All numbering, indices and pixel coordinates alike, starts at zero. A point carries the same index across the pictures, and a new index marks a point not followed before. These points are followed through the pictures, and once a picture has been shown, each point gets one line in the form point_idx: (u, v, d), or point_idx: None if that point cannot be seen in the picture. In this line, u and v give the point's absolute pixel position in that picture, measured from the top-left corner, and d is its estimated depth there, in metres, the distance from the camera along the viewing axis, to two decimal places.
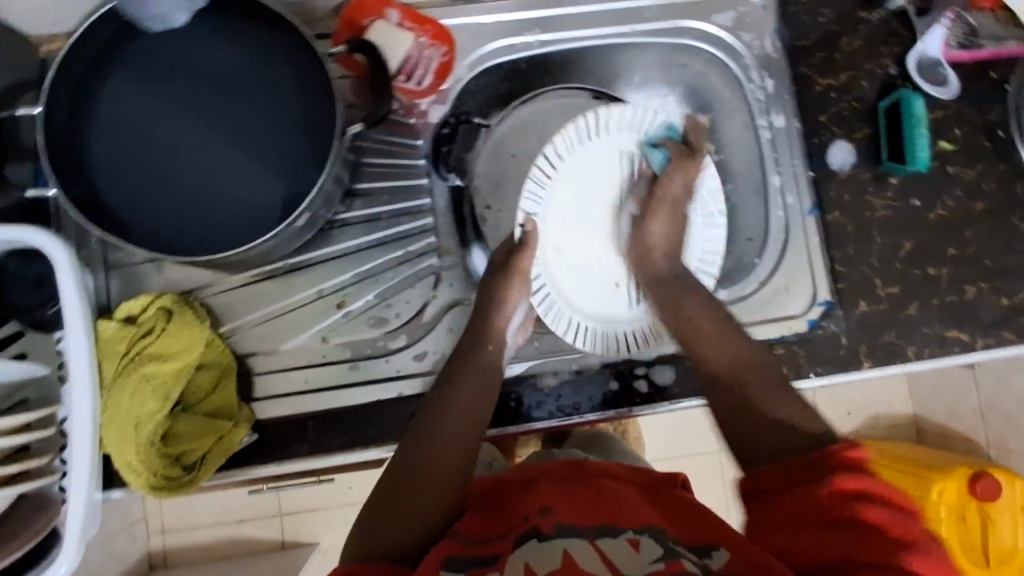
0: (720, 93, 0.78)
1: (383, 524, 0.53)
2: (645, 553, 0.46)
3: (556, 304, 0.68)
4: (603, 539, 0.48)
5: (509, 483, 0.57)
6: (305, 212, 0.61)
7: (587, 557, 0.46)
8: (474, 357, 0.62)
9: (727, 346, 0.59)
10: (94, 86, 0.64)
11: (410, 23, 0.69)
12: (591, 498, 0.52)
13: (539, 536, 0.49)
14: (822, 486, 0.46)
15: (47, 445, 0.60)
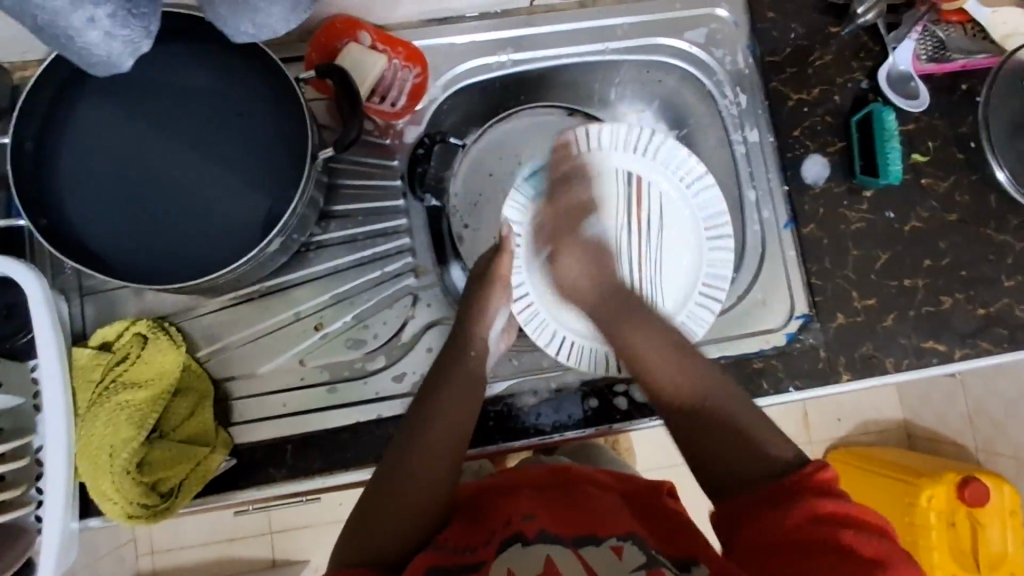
0: (694, 109, 0.80)
1: (368, 536, 0.53)
2: (627, 560, 0.48)
3: (539, 313, 0.69)
4: (586, 548, 0.49)
5: (493, 489, 0.58)
6: (279, 237, 0.61)
7: (567, 564, 0.47)
8: (458, 365, 0.62)
9: (685, 368, 0.60)
10: (65, 114, 0.64)
11: (383, 45, 0.69)
12: (573, 508, 0.54)
13: (524, 542, 0.50)
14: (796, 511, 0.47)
15: (21, 475, 0.59)
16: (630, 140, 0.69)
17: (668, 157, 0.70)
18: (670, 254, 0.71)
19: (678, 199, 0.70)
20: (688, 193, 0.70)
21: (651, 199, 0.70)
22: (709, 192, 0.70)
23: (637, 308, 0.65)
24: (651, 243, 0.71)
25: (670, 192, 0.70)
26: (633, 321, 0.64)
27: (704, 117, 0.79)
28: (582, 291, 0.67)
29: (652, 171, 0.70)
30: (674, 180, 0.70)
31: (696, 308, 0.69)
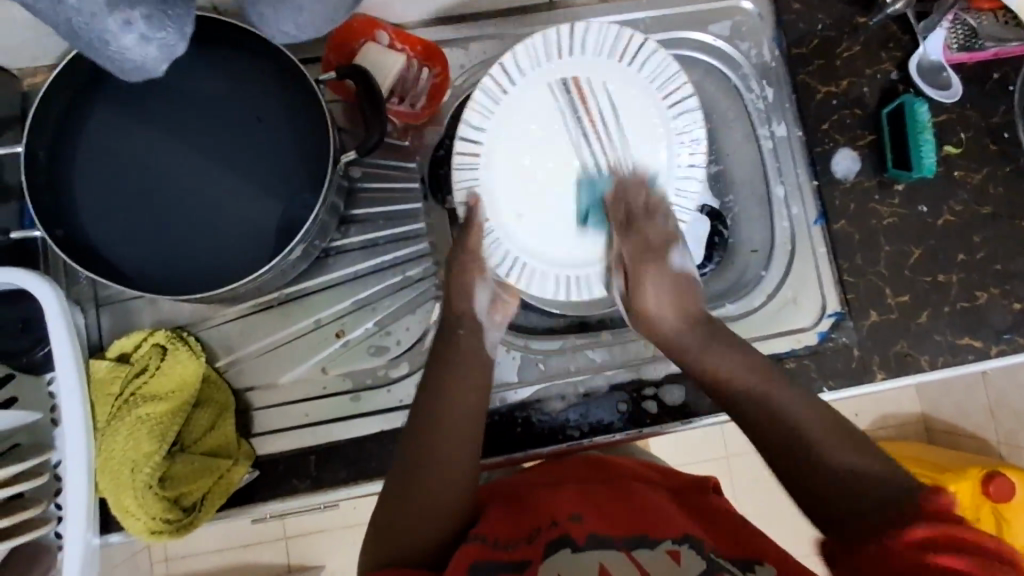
0: (719, 105, 0.76)
1: (397, 534, 0.52)
2: (687, 564, 0.47)
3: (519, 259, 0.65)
4: (639, 550, 0.49)
5: (534, 488, 0.59)
6: (300, 243, 0.60)
7: (621, 567, 0.47)
8: (470, 353, 0.60)
9: (744, 363, 0.58)
10: (77, 122, 0.63)
11: (401, 44, 0.67)
12: (621, 510, 0.54)
13: (573, 545, 0.49)
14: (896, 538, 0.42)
15: (41, 491, 0.58)
16: (535, 54, 0.65)
17: (599, 38, 0.65)
18: (640, 150, 0.66)
19: (627, 75, 0.65)
20: (637, 73, 0.65)
21: (598, 94, 0.66)
22: (659, 61, 0.65)
23: (723, 330, 0.61)
24: (615, 140, 0.66)
25: (616, 82, 0.66)
26: (720, 349, 0.59)
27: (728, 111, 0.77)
28: (663, 320, 0.61)
29: (582, 66, 0.65)
30: (608, 61, 0.65)
31: (679, 185, 0.66)
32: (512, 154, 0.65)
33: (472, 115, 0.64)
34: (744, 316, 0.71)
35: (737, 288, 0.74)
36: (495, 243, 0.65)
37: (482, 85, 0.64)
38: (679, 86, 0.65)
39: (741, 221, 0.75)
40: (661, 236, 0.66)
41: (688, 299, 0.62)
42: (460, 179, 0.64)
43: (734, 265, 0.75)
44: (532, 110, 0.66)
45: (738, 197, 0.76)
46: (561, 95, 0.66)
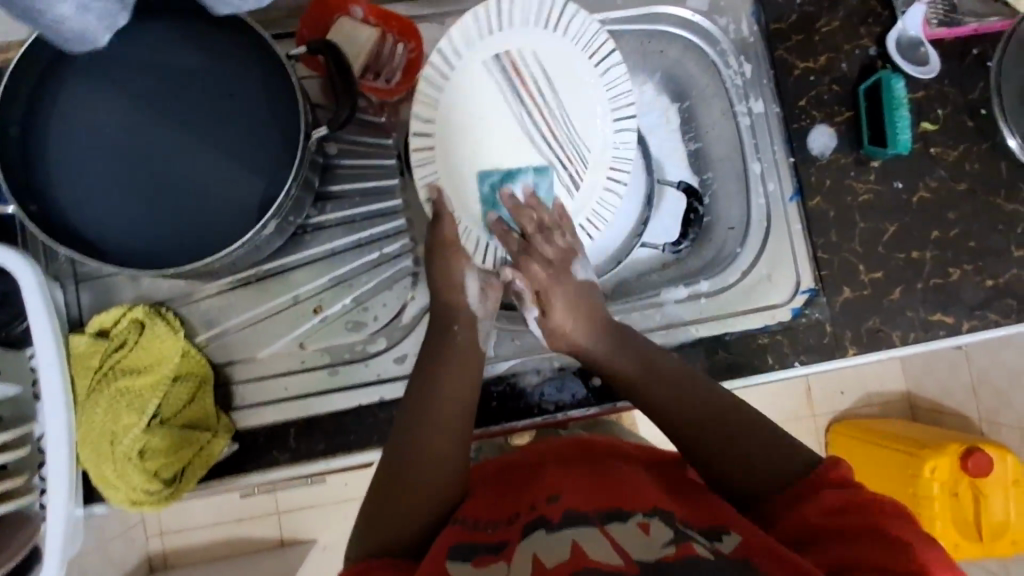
0: (697, 82, 0.78)
1: (378, 524, 0.53)
2: (656, 536, 0.46)
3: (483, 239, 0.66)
4: (612, 524, 0.47)
5: (516, 474, 0.58)
6: (272, 219, 0.60)
7: (594, 539, 0.45)
8: (448, 344, 0.61)
9: (667, 390, 0.59)
10: (49, 97, 0.63)
11: (376, 19, 0.67)
12: (599, 485, 0.53)
13: (548, 526, 0.48)
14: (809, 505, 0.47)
15: (24, 463, 0.59)
16: (469, 33, 0.64)
17: (523, 10, 0.65)
18: (576, 109, 0.67)
19: (553, 40, 0.66)
20: (564, 36, 0.66)
21: (530, 63, 0.66)
22: (580, 21, 0.65)
23: (644, 347, 0.62)
24: (552, 104, 0.66)
25: (545, 48, 0.66)
26: (630, 356, 0.61)
27: (708, 88, 0.78)
28: (574, 336, 0.63)
29: (514, 39, 0.65)
30: (536, 29, 0.65)
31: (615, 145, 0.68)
32: (466, 137, 0.65)
33: (420, 108, 0.64)
34: (719, 291, 0.72)
35: (715, 263, 0.76)
36: (467, 234, 0.65)
37: (424, 76, 0.64)
38: (604, 42, 0.66)
39: (720, 197, 0.79)
40: (603, 184, 0.68)
41: (597, 308, 0.64)
42: (417, 175, 0.64)
43: (712, 243, 0.78)
44: (477, 90, 0.65)
45: (718, 174, 0.79)
46: (497, 73, 0.65)
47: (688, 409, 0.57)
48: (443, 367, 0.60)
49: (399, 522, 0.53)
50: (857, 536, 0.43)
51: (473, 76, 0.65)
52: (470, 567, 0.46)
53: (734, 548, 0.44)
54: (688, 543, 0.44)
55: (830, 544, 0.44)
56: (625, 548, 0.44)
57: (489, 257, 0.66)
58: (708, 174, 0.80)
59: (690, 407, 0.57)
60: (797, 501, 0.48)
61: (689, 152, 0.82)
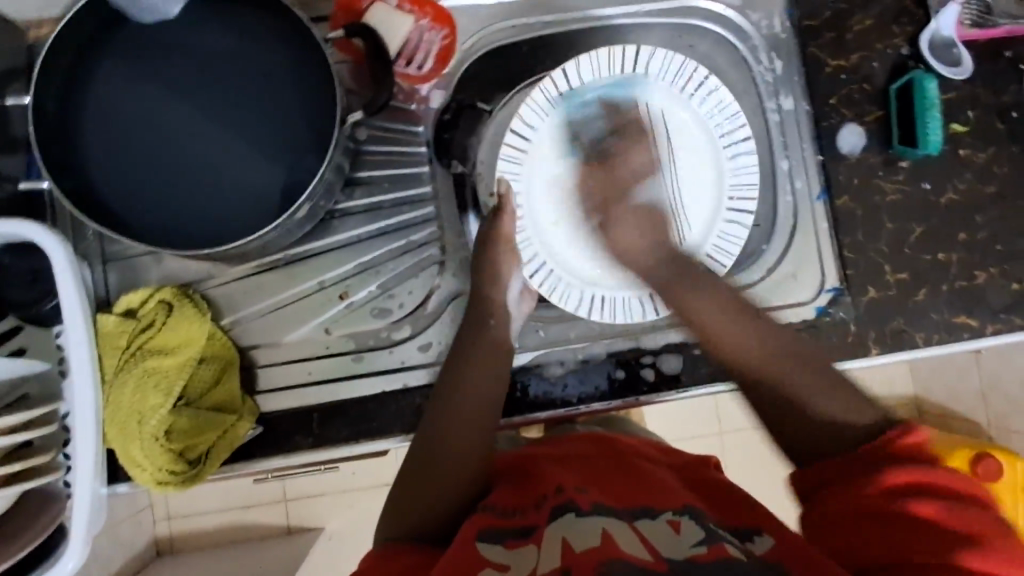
0: (726, 75, 0.76)
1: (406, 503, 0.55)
2: (686, 535, 0.46)
3: (557, 275, 0.67)
4: (643, 521, 0.47)
5: (538, 458, 0.59)
6: (306, 203, 0.61)
7: (626, 535, 0.46)
8: (481, 333, 0.62)
9: (746, 338, 0.58)
10: (83, 76, 0.63)
11: (410, 6, 0.67)
12: (630, 484, 0.53)
13: (577, 512, 0.49)
14: (869, 484, 0.45)
15: (49, 441, 0.60)
16: (598, 66, 0.66)
17: (659, 68, 0.67)
18: (688, 176, 0.69)
19: (684, 106, 0.68)
20: (696, 104, 0.68)
21: (660, 122, 0.68)
22: (717, 100, 0.68)
23: (704, 287, 0.61)
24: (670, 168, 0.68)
25: (675, 111, 0.68)
26: (694, 293, 0.61)
27: (736, 83, 0.76)
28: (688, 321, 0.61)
29: (654, 94, 0.68)
30: (671, 90, 0.68)
31: (726, 227, 0.68)
32: (556, 167, 0.68)
33: (529, 114, 0.66)
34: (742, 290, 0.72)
35: (738, 261, 0.74)
36: (525, 244, 0.67)
37: (539, 89, 0.66)
38: (739, 125, 0.68)
39: None
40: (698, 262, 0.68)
41: (665, 223, 0.65)
42: (502, 170, 0.67)
43: None
44: (595, 128, 0.68)
45: None
46: (608, 116, 0.67)
47: (773, 358, 0.56)
48: (470, 364, 0.60)
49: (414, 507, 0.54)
50: (885, 522, 0.43)
51: (585, 116, 0.67)
52: (503, 550, 0.47)
53: (766, 550, 0.45)
54: (721, 545, 0.44)
55: (853, 535, 0.44)
56: (657, 546, 0.44)
57: (547, 284, 0.67)
58: None
59: (772, 356, 0.56)
60: (852, 481, 0.46)
61: None
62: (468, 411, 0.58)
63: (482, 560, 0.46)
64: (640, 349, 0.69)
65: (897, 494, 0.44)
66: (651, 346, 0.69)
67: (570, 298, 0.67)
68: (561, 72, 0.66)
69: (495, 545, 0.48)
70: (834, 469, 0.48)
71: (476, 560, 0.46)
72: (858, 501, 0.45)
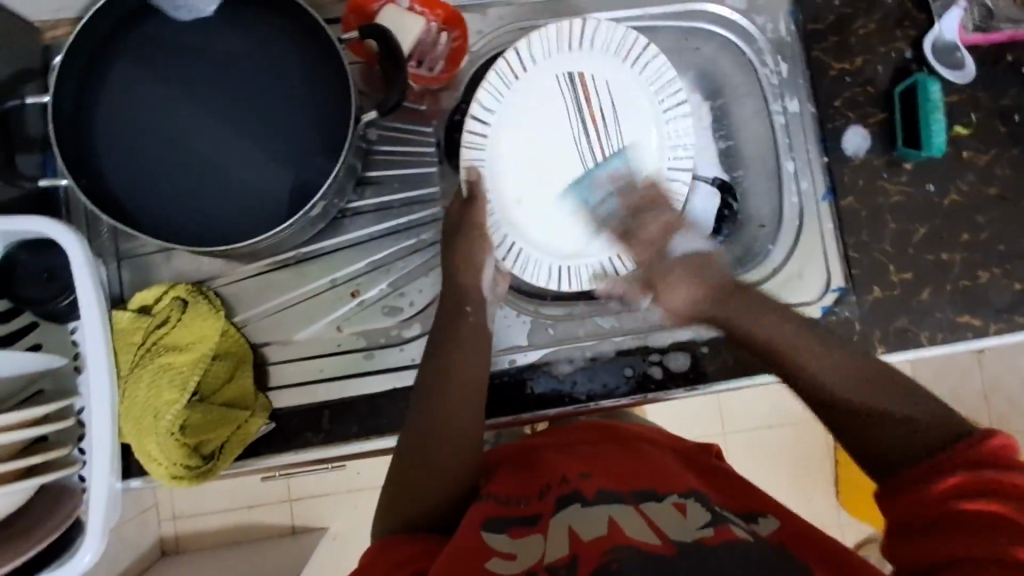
0: (731, 78, 0.77)
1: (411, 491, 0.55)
2: (691, 518, 0.46)
3: (529, 254, 0.68)
4: (648, 506, 0.49)
5: (543, 448, 0.60)
6: (319, 202, 0.61)
7: (632, 521, 0.46)
8: (479, 322, 0.62)
9: (831, 355, 0.55)
10: (99, 76, 0.64)
11: (421, 7, 0.68)
12: (635, 470, 0.54)
13: (583, 501, 0.50)
14: (932, 486, 0.43)
15: (65, 436, 0.60)
16: (548, 42, 0.67)
17: (604, 38, 0.67)
18: (641, 149, 0.70)
19: (625, 75, 0.69)
20: (641, 75, 0.68)
21: (602, 92, 0.69)
22: (657, 68, 0.68)
23: (758, 299, 0.62)
24: (610, 136, 0.69)
25: (616, 81, 0.69)
26: (752, 310, 0.61)
27: (741, 86, 0.77)
28: (700, 311, 0.64)
29: (591, 64, 0.68)
30: (611, 61, 0.68)
31: (683, 198, 0.69)
32: (517, 144, 0.68)
33: (486, 96, 0.66)
34: (749, 289, 0.73)
35: (745, 261, 0.74)
36: (496, 228, 0.67)
37: (496, 66, 0.66)
38: (676, 91, 0.69)
39: (749, 195, 0.77)
40: None
41: (721, 278, 0.64)
42: (467, 154, 0.66)
43: (742, 239, 0.76)
44: (546, 101, 0.68)
45: (750, 171, 0.77)
46: (566, 88, 0.68)
47: (853, 379, 0.53)
48: (464, 351, 0.60)
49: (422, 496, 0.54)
50: (945, 523, 0.40)
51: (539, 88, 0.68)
52: (507, 537, 0.48)
53: (771, 531, 0.46)
54: (727, 527, 0.45)
55: (919, 537, 0.41)
56: (663, 529, 0.45)
57: (517, 262, 0.67)
58: (738, 172, 0.77)
59: (856, 378, 0.53)
60: (909, 485, 0.44)
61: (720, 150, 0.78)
62: (463, 396, 0.58)
63: (489, 548, 0.47)
64: (647, 347, 0.70)
65: (949, 496, 0.41)
66: (657, 344, 0.69)
67: (539, 273, 0.68)
68: (515, 47, 0.66)
69: (502, 530, 0.49)
70: (907, 483, 0.44)
71: (480, 545, 0.47)
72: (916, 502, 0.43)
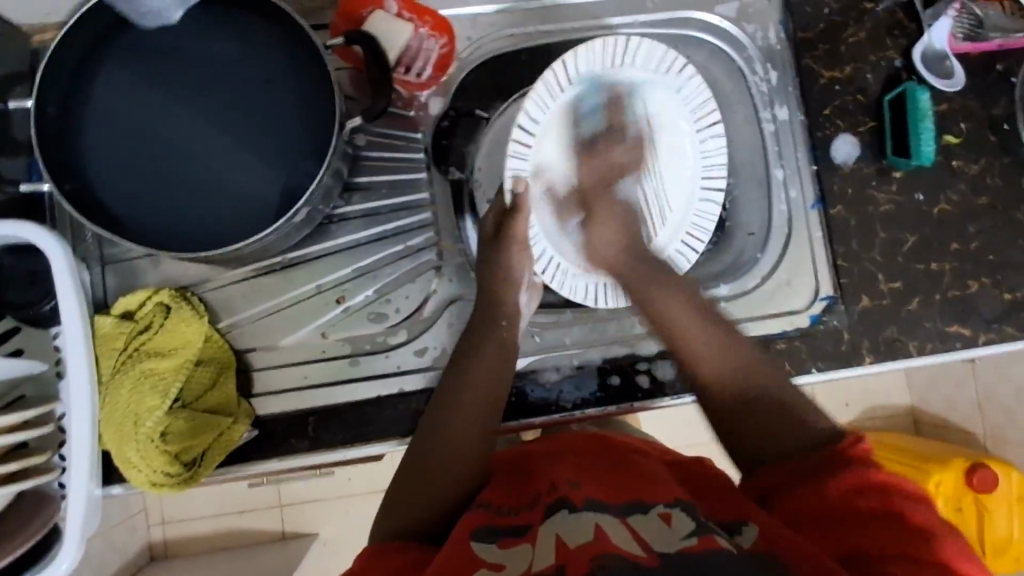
0: (722, 86, 0.77)
1: (404, 501, 0.55)
2: (679, 527, 0.46)
3: (558, 266, 0.67)
4: (634, 516, 0.47)
5: (530, 461, 0.59)
6: (303, 208, 0.61)
7: (619, 530, 0.45)
8: (492, 332, 0.62)
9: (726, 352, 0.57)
10: (85, 80, 0.64)
11: (410, 13, 0.67)
12: (622, 478, 0.54)
13: (571, 507, 0.49)
14: (833, 483, 0.46)
15: (45, 442, 0.60)
16: (607, 55, 0.64)
17: (646, 55, 0.65)
18: (671, 166, 0.69)
19: (670, 90, 0.67)
20: (679, 90, 0.67)
21: (637, 110, 0.67)
22: (694, 86, 0.67)
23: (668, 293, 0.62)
24: (654, 155, 0.69)
25: (658, 97, 0.67)
26: (665, 291, 0.62)
27: (731, 94, 0.77)
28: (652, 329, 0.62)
29: (630, 81, 0.66)
30: (657, 78, 0.66)
31: (702, 208, 0.69)
32: (562, 160, 0.66)
33: (533, 110, 0.64)
34: (738, 297, 0.72)
35: (734, 269, 0.74)
36: (536, 241, 0.67)
37: (541, 82, 0.64)
38: (712, 110, 0.68)
39: (740, 202, 0.76)
40: (681, 244, 0.69)
41: (632, 227, 0.66)
42: (508, 166, 0.64)
43: (731, 245, 0.75)
44: (583, 124, 0.66)
45: (741, 181, 0.76)
46: (596, 106, 0.66)
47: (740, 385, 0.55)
48: (473, 359, 0.60)
49: (412, 506, 0.54)
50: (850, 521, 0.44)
51: (583, 106, 0.66)
52: (496, 549, 0.47)
53: (752, 541, 0.44)
54: (710, 536, 0.44)
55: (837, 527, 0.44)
56: (649, 539, 0.44)
57: (552, 276, 0.67)
58: (731, 180, 0.76)
59: (742, 382, 0.56)
60: (818, 480, 0.47)
61: None
62: (470, 407, 0.58)
63: (477, 560, 0.46)
64: (635, 356, 0.69)
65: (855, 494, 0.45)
66: (645, 353, 0.69)
67: (575, 288, 0.68)
68: (562, 62, 0.64)
69: (491, 541, 0.48)
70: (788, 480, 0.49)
71: (467, 555, 0.46)
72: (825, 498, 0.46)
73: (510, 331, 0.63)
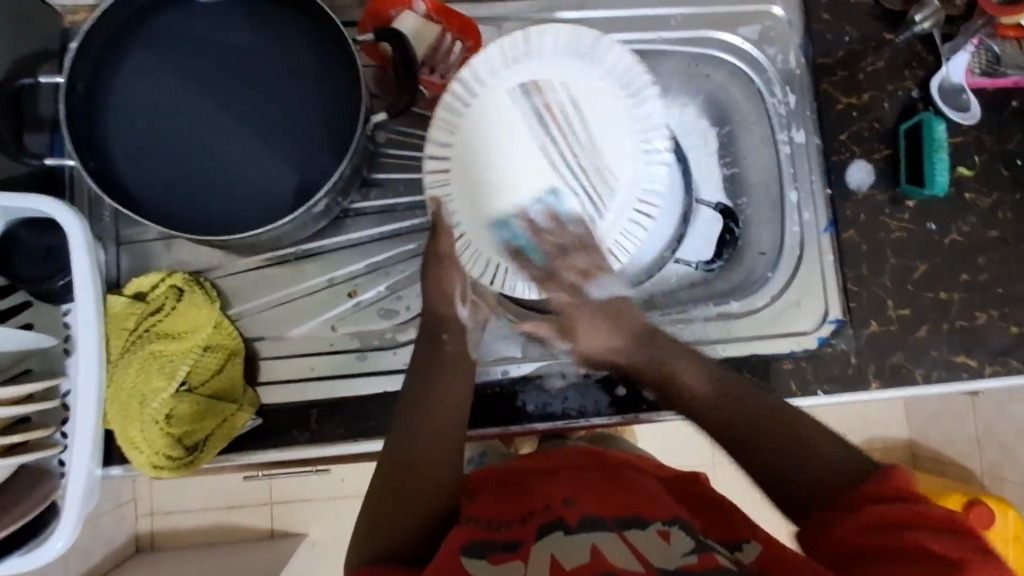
0: (740, 107, 0.79)
1: (390, 516, 0.53)
2: (677, 544, 0.46)
3: (496, 265, 0.63)
4: (631, 531, 0.48)
5: (524, 475, 0.58)
6: (323, 199, 0.61)
7: (614, 549, 0.45)
8: (436, 354, 0.61)
9: (709, 372, 0.61)
10: (114, 62, 0.65)
11: (438, 16, 0.69)
12: (617, 495, 0.53)
13: (565, 529, 0.48)
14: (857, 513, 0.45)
15: (47, 418, 0.60)
16: (499, 60, 0.63)
17: (562, 43, 0.64)
18: (608, 142, 0.65)
19: (587, 74, 0.64)
20: (599, 69, 0.64)
21: (560, 94, 0.64)
22: (617, 58, 0.64)
23: (668, 343, 0.64)
24: (581, 135, 0.65)
25: (574, 79, 0.64)
26: (675, 357, 0.62)
27: (748, 115, 0.78)
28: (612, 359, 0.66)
29: (544, 71, 0.64)
30: (571, 63, 0.64)
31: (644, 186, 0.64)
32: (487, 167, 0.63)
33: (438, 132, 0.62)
34: (748, 314, 0.72)
35: (743, 287, 0.75)
36: (472, 260, 0.63)
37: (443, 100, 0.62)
38: (642, 79, 0.64)
39: (752, 223, 0.78)
40: (629, 216, 0.64)
41: (632, 320, 0.65)
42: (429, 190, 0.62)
43: (741, 266, 0.77)
44: (501, 121, 0.64)
45: (752, 201, 0.78)
46: (525, 102, 0.64)
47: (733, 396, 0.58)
48: (438, 375, 0.60)
49: (393, 521, 0.52)
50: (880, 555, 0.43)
51: (498, 109, 0.64)
52: (486, 564, 0.46)
53: (754, 560, 0.46)
54: (710, 554, 0.45)
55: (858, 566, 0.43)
56: (648, 558, 0.44)
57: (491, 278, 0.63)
58: (742, 200, 0.79)
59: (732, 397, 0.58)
60: (841, 510, 0.47)
61: (725, 177, 0.79)
62: (439, 421, 0.57)
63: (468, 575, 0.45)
64: None
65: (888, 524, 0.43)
66: None
67: (525, 290, 0.64)
68: (459, 77, 0.63)
69: (483, 556, 0.47)
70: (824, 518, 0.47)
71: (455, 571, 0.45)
72: (849, 528, 0.45)
73: (456, 348, 0.61)
